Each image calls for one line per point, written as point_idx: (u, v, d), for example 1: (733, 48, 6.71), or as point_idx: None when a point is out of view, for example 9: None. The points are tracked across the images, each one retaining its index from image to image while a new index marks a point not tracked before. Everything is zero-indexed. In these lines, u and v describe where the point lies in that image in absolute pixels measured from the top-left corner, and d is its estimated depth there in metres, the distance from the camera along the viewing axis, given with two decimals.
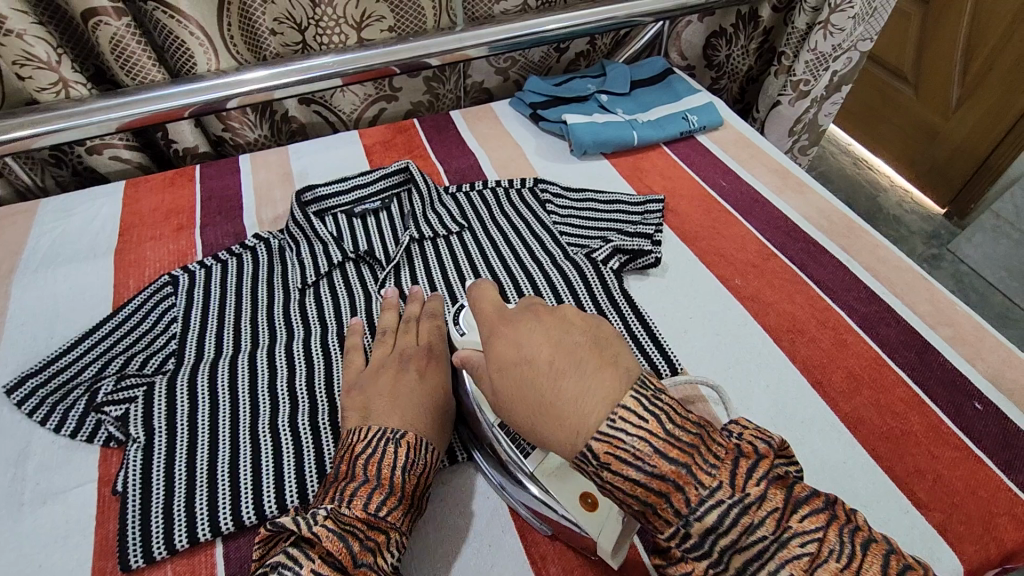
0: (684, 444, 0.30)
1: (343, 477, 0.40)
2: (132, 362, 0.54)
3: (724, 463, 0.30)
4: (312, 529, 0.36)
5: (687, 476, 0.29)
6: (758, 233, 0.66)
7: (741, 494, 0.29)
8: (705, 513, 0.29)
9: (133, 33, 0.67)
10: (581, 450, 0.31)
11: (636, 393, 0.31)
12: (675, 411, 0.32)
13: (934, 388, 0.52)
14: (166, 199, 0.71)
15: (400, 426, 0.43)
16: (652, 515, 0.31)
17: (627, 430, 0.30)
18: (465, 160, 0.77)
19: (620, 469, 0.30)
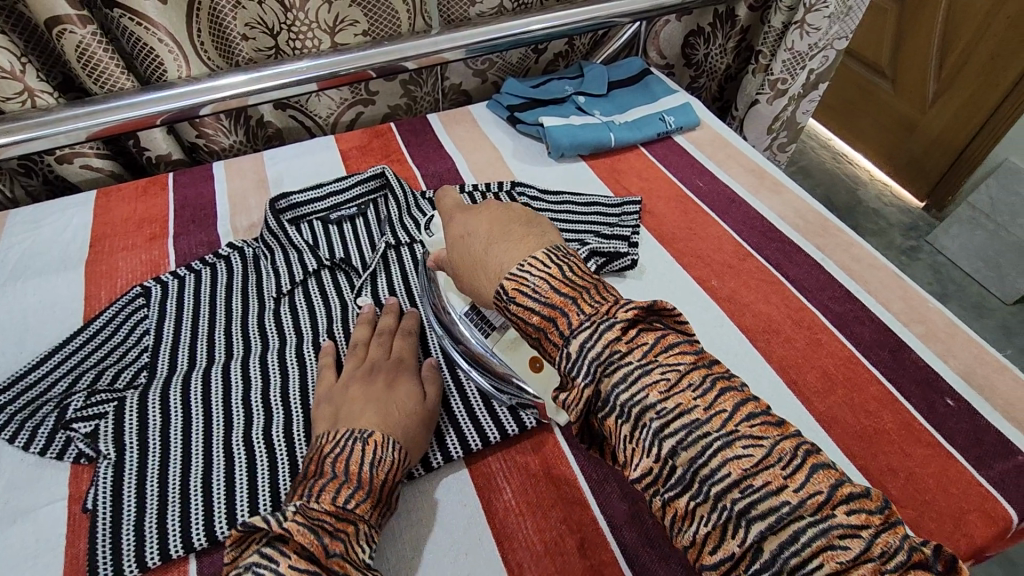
0: (575, 285, 0.36)
1: (309, 477, 0.40)
2: (103, 376, 0.53)
3: (609, 303, 0.35)
4: (282, 524, 0.34)
5: (572, 306, 0.35)
6: (735, 233, 0.66)
7: (612, 319, 0.34)
8: (579, 331, 0.34)
9: (100, 41, 0.66)
10: (499, 289, 0.38)
11: (546, 251, 0.38)
12: (578, 270, 0.38)
13: (907, 385, 0.52)
14: (138, 208, 0.70)
15: (367, 426, 0.43)
16: (547, 346, 0.36)
17: (532, 272, 0.37)
18: (442, 163, 0.77)
19: (521, 300, 0.36)
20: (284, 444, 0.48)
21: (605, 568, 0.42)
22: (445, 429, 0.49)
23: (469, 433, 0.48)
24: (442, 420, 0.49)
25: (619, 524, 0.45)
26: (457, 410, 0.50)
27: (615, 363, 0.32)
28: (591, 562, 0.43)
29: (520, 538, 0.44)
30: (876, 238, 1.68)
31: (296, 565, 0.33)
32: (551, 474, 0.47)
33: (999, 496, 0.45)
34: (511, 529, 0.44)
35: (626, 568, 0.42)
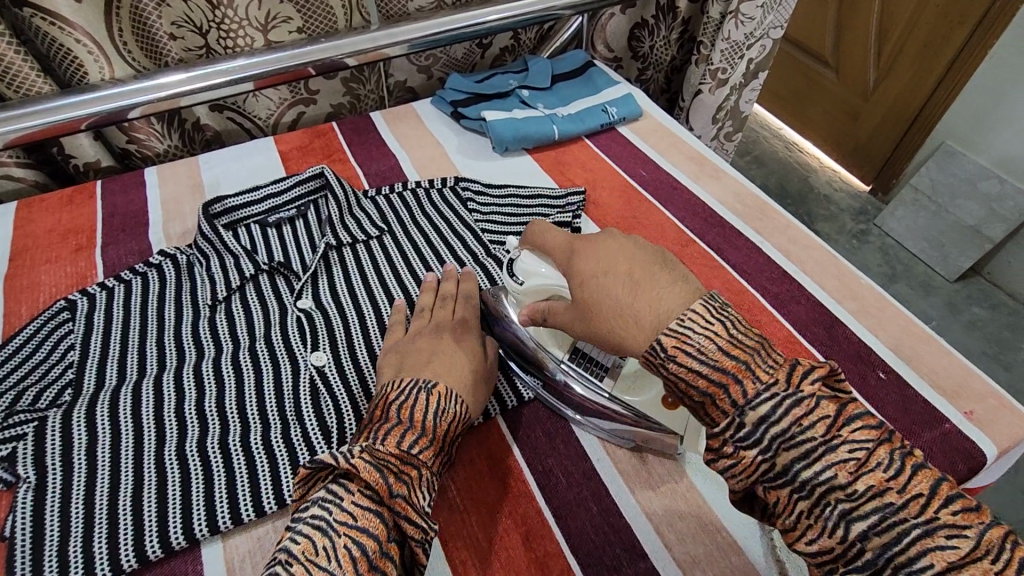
0: (743, 346, 0.36)
1: (382, 420, 0.42)
2: (23, 396, 0.50)
3: (781, 369, 0.36)
4: (351, 463, 0.38)
5: (746, 370, 0.35)
6: (677, 220, 0.67)
7: (797, 393, 0.35)
8: (757, 402, 0.35)
9: (10, 43, 0.63)
10: (653, 344, 0.38)
11: (706, 304, 0.38)
12: (738, 323, 0.38)
13: (842, 361, 0.54)
14: (64, 218, 0.67)
15: (432, 377, 0.45)
16: (712, 410, 0.37)
17: (694, 328, 0.37)
18: (385, 162, 0.76)
19: (685, 361, 0.37)
20: (219, 455, 0.46)
21: (550, 559, 0.42)
22: None
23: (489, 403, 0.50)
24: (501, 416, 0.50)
25: (564, 513, 0.45)
26: None
27: (798, 437, 0.34)
28: (536, 553, 0.42)
29: (465, 535, 0.43)
30: (828, 223, 1.74)
31: (357, 502, 0.37)
32: (497, 468, 0.47)
33: None
34: (457, 526, 0.44)
35: (570, 557, 0.42)
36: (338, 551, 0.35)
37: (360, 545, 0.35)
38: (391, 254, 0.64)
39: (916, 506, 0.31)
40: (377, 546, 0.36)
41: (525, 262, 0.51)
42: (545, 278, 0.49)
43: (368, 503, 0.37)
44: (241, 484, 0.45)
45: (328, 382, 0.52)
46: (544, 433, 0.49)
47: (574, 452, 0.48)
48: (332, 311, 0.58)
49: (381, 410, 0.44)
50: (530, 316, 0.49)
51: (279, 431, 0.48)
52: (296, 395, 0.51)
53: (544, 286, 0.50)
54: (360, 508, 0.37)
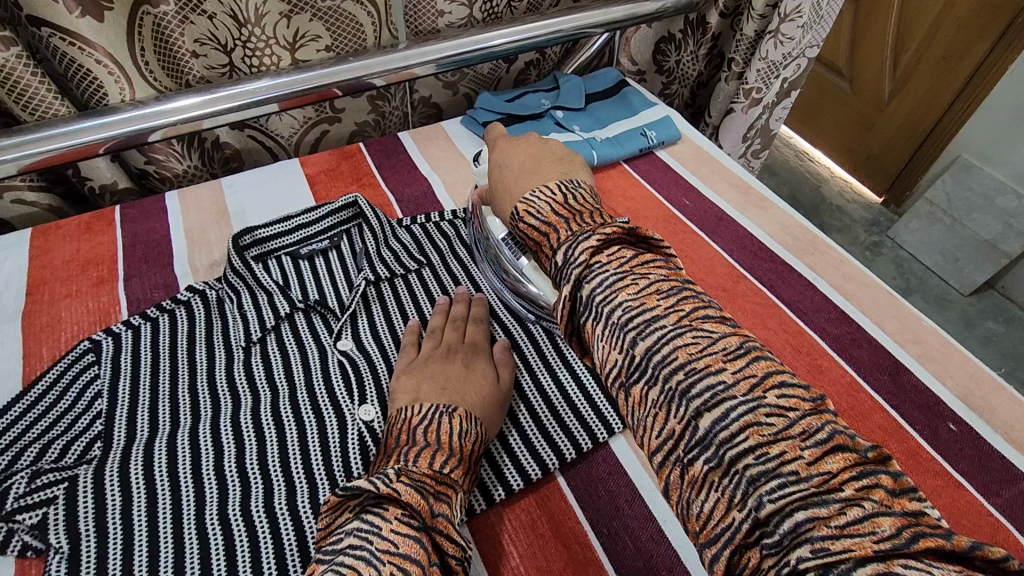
0: (571, 209, 0.44)
1: (408, 445, 0.42)
2: (49, 451, 0.47)
3: (596, 224, 0.42)
4: (390, 487, 0.37)
5: (564, 222, 0.43)
6: (725, 254, 0.65)
7: (591, 233, 0.40)
8: (562, 244, 0.41)
9: (27, 64, 0.59)
10: (514, 211, 0.47)
11: (559, 184, 0.47)
12: (583, 200, 0.46)
13: (909, 411, 0.52)
14: (83, 247, 0.63)
15: (450, 402, 0.46)
16: (541, 254, 0.44)
17: (538, 197, 0.46)
18: (418, 187, 0.73)
19: (526, 218, 0.45)
20: (264, 519, 0.44)
21: None
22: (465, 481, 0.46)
23: (512, 476, 0.46)
24: (509, 430, 0.49)
25: None
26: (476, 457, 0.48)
27: (594, 271, 0.38)
28: None
29: None
30: (841, 235, 1.72)
31: (397, 529, 0.35)
32: (561, 531, 0.44)
33: (1009, 526, 0.45)
34: None
35: None
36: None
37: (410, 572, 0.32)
38: (430, 288, 0.62)
39: (793, 439, 0.29)
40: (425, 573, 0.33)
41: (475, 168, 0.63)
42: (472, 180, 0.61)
43: (408, 529, 0.35)
44: (290, 551, 0.43)
45: (376, 436, 0.49)
46: (607, 490, 0.47)
47: (640, 515, 0.46)
48: (375, 356, 0.56)
49: (403, 437, 0.43)
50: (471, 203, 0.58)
51: (327, 491, 0.46)
52: (344, 452, 0.48)
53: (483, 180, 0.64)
54: (401, 534, 0.35)
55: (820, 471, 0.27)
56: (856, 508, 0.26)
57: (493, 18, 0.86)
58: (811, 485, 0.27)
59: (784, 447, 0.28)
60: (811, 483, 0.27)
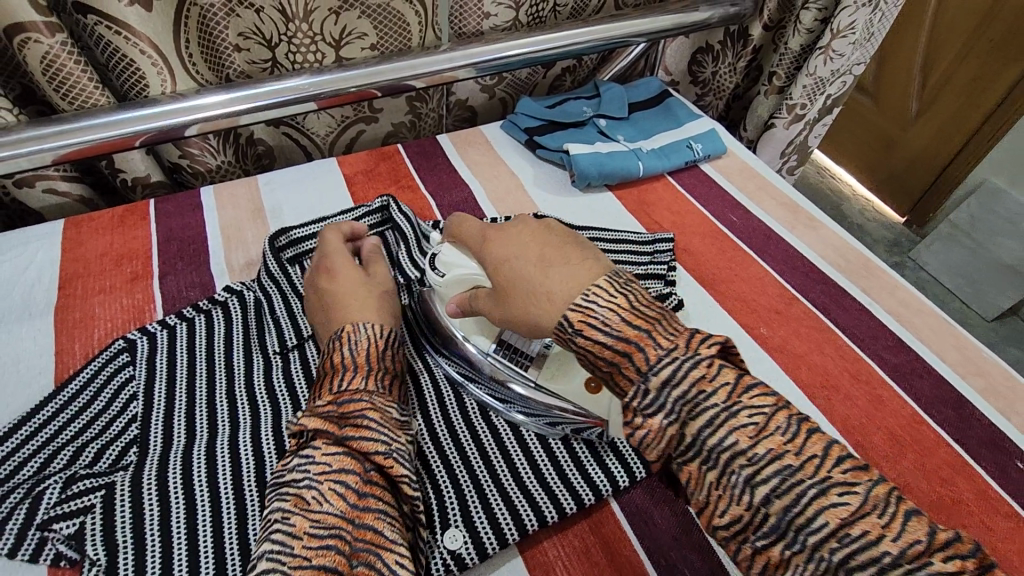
0: (645, 316, 0.36)
1: (316, 381, 0.45)
2: (83, 455, 0.45)
3: (682, 336, 0.35)
4: (301, 424, 0.41)
5: (648, 339, 0.35)
6: (777, 273, 0.63)
7: (695, 356, 0.34)
8: (658, 366, 0.34)
9: (70, 52, 0.57)
10: (561, 320, 0.37)
11: (610, 278, 0.38)
12: (643, 295, 0.38)
13: (976, 447, 0.50)
14: (116, 242, 0.62)
15: (337, 325, 0.49)
16: (619, 378, 0.36)
17: (599, 302, 0.36)
18: (458, 191, 0.71)
19: (589, 332, 0.36)
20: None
21: None
22: (515, 499, 0.44)
23: (564, 495, 0.44)
24: (561, 453, 0.47)
25: None
26: (525, 475, 0.45)
27: (699, 404, 0.33)
28: None
29: None
30: None
31: (326, 453, 0.39)
32: (615, 560, 0.42)
33: None
34: None
35: None
36: (327, 496, 0.36)
37: (344, 483, 0.37)
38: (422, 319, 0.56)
39: (778, 439, 0.31)
40: (359, 478, 0.38)
41: (446, 256, 0.50)
42: (466, 269, 0.48)
43: (336, 449, 0.39)
44: None
45: (428, 457, 0.46)
46: (662, 517, 0.45)
47: (697, 544, 0.44)
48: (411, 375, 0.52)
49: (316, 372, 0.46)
50: (460, 309, 0.47)
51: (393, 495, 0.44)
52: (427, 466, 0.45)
53: (463, 277, 0.48)
54: (331, 455, 0.39)
55: (841, 493, 0.29)
56: (874, 523, 0.29)
57: (537, 22, 0.85)
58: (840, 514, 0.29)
59: (771, 447, 0.31)
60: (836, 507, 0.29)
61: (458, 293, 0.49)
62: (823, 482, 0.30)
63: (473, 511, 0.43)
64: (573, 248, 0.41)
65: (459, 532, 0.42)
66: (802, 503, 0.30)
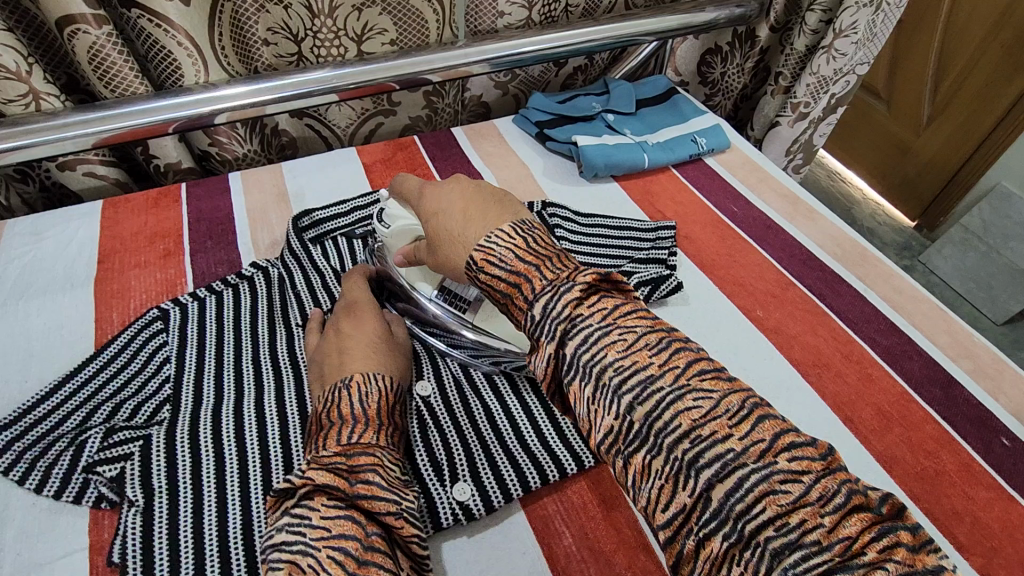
0: (538, 254, 0.38)
1: (320, 431, 0.43)
2: (122, 411, 0.48)
3: (569, 270, 0.37)
4: (304, 478, 0.38)
5: (535, 272, 0.37)
6: (775, 261, 0.65)
7: (573, 284, 0.36)
8: (541, 295, 0.36)
9: (114, 43, 0.62)
10: (468, 258, 0.40)
11: (512, 223, 0.40)
12: (543, 238, 0.40)
13: (963, 424, 0.52)
14: (150, 221, 0.66)
15: (347, 374, 0.47)
16: (512, 308, 0.38)
17: (497, 243, 0.39)
18: (471, 180, 0.74)
19: (487, 268, 0.38)
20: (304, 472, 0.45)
21: None
22: (520, 460, 0.47)
23: (565, 457, 0.48)
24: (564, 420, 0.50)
25: None
26: (528, 437, 0.49)
27: (578, 326, 0.34)
28: None
29: None
30: None
31: (326, 515, 0.36)
32: (611, 515, 0.46)
33: None
34: None
35: None
36: (324, 565, 0.33)
37: (343, 549, 0.34)
38: None
39: (724, 422, 0.30)
40: (360, 544, 0.35)
41: (393, 208, 0.53)
42: (406, 221, 0.52)
43: (337, 510, 0.36)
44: None
45: (435, 415, 0.50)
46: None
47: None
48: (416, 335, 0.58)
49: (318, 420, 0.44)
50: (405, 259, 0.51)
51: None
52: (437, 425, 0.49)
53: (407, 229, 0.52)
54: (331, 519, 0.36)
55: (785, 482, 0.28)
56: (814, 514, 0.27)
57: (550, 21, 0.88)
58: (696, 418, 0.30)
59: (717, 429, 0.29)
60: (777, 496, 0.27)
61: (404, 243, 0.53)
62: (763, 466, 0.28)
63: (481, 470, 0.46)
64: (494, 206, 0.42)
65: (467, 485, 0.45)
66: (746, 492, 0.28)
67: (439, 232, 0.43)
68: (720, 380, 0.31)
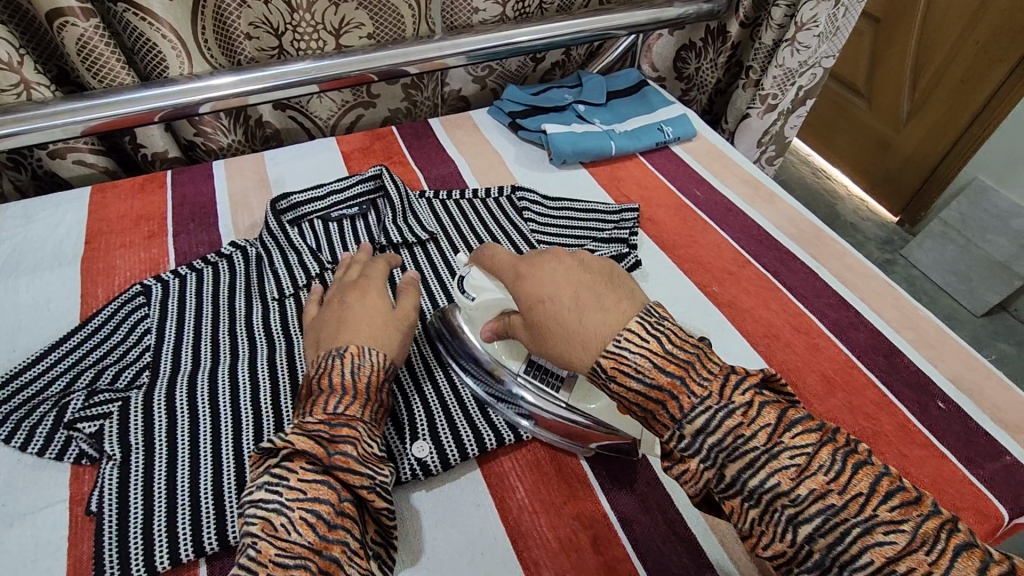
0: (679, 360, 0.36)
1: (309, 397, 0.44)
2: (104, 376, 0.51)
3: (716, 378, 0.36)
4: (286, 441, 0.40)
5: (682, 386, 0.35)
6: (733, 241, 0.68)
7: (729, 405, 0.34)
8: (693, 416, 0.34)
9: (102, 35, 0.65)
10: (593, 364, 0.39)
11: (640, 319, 0.38)
12: (675, 334, 0.38)
13: (902, 388, 0.54)
14: (135, 205, 0.69)
15: (342, 344, 0.47)
16: (655, 423, 0.37)
17: (630, 348, 0.37)
18: (445, 167, 0.78)
19: (622, 379, 0.37)
20: (274, 432, 0.48)
21: (608, 543, 0.44)
22: (478, 420, 0.50)
23: (521, 418, 0.50)
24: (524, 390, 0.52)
25: (630, 519, 0.46)
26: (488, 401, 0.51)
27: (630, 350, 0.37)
28: (605, 557, 0.43)
29: (535, 535, 0.44)
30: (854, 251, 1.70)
31: (303, 478, 0.38)
32: (563, 471, 0.48)
33: (990, 494, 0.47)
34: (526, 527, 0.45)
35: (632, 553, 0.44)
36: (295, 524, 0.36)
37: (315, 512, 0.37)
38: (407, 266, 0.64)
39: (738, 410, 0.34)
40: (331, 509, 0.38)
41: (477, 279, 0.52)
42: (496, 295, 0.51)
43: (313, 476, 0.39)
44: None
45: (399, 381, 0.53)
46: None
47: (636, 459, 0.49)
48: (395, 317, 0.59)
49: (309, 386, 0.45)
50: (493, 333, 0.49)
51: None
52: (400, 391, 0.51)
53: (495, 303, 0.52)
54: (307, 482, 0.38)
55: (793, 456, 0.33)
56: (821, 481, 0.32)
57: (524, 17, 0.92)
58: (704, 398, 0.35)
59: (733, 415, 0.34)
60: (787, 469, 0.33)
61: (489, 317, 0.52)
62: (773, 447, 0.33)
63: (440, 430, 0.49)
64: (606, 291, 0.41)
65: (426, 444, 0.48)
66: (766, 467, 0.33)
67: (550, 325, 0.42)
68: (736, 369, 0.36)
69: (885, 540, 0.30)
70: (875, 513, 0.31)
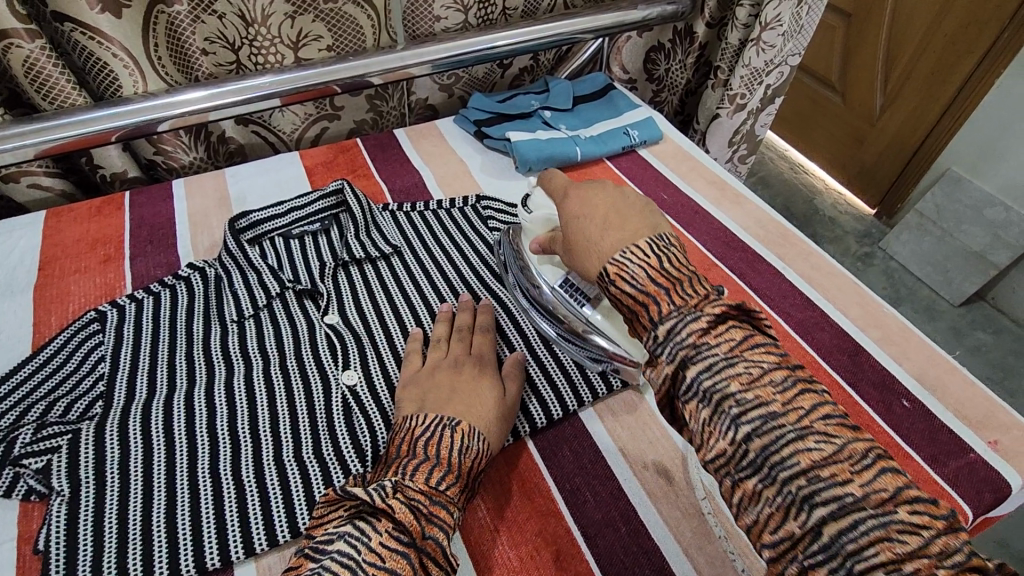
0: (672, 276, 0.38)
1: (397, 458, 0.42)
2: (55, 408, 0.50)
3: (700, 297, 0.37)
4: (386, 501, 0.37)
5: (666, 295, 0.37)
6: (700, 244, 0.68)
7: (700, 312, 0.36)
8: (666, 319, 0.36)
9: (50, 56, 0.63)
10: (603, 272, 0.41)
11: (650, 241, 0.40)
12: (677, 260, 0.40)
13: (867, 388, 0.54)
14: (92, 228, 0.67)
15: (454, 416, 0.45)
16: (637, 326, 0.39)
17: (632, 259, 0.39)
18: (410, 178, 0.77)
19: (618, 282, 0.39)
20: (230, 463, 0.47)
21: (572, 561, 0.44)
22: None
23: None
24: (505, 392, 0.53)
25: (593, 533, 0.45)
26: None
27: (702, 353, 0.34)
28: (567, 573, 0.43)
29: (496, 556, 0.44)
30: (833, 245, 1.71)
31: (386, 543, 0.35)
32: (526, 487, 0.48)
33: (954, 493, 0.47)
34: (487, 546, 0.44)
35: (596, 568, 0.43)
36: None
37: None
38: (372, 282, 0.63)
39: (767, 389, 0.33)
40: None
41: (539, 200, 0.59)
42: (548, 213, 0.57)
43: (396, 544, 0.36)
44: (276, 506, 0.45)
45: (361, 403, 0.52)
46: (570, 451, 0.50)
47: (601, 471, 0.49)
48: (361, 331, 0.58)
49: (396, 449, 0.43)
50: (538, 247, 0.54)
51: (312, 447, 0.49)
52: (329, 412, 0.51)
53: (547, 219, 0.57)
54: (388, 549, 0.35)
55: (819, 440, 0.30)
56: (845, 469, 0.29)
57: (488, 24, 0.91)
58: (740, 382, 0.33)
59: (760, 394, 0.32)
60: (810, 452, 0.30)
61: (541, 229, 0.57)
62: (801, 428, 0.31)
63: None
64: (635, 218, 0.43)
65: None
66: (780, 442, 0.31)
67: (579, 239, 0.44)
68: (770, 351, 0.34)
69: (899, 537, 0.27)
70: (895, 511, 0.28)
